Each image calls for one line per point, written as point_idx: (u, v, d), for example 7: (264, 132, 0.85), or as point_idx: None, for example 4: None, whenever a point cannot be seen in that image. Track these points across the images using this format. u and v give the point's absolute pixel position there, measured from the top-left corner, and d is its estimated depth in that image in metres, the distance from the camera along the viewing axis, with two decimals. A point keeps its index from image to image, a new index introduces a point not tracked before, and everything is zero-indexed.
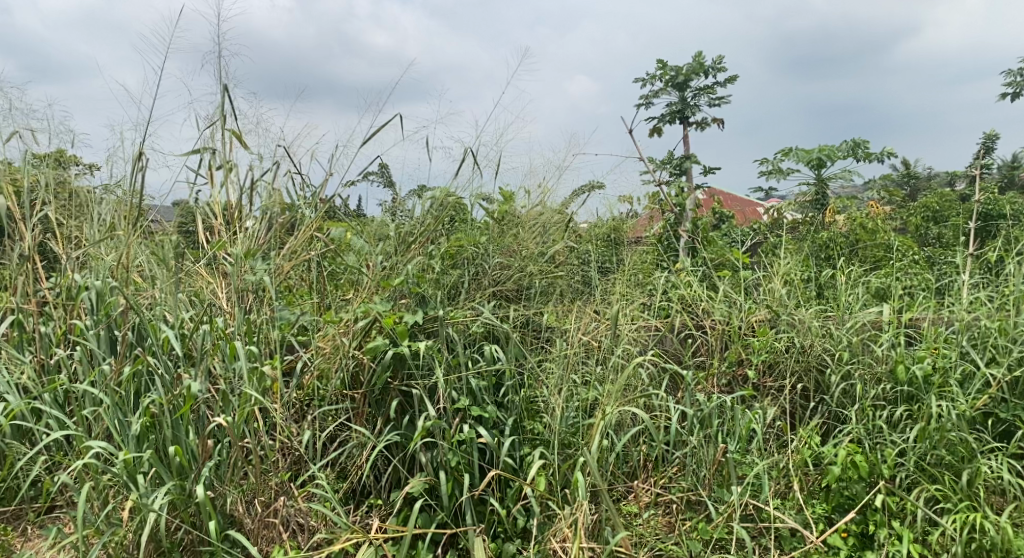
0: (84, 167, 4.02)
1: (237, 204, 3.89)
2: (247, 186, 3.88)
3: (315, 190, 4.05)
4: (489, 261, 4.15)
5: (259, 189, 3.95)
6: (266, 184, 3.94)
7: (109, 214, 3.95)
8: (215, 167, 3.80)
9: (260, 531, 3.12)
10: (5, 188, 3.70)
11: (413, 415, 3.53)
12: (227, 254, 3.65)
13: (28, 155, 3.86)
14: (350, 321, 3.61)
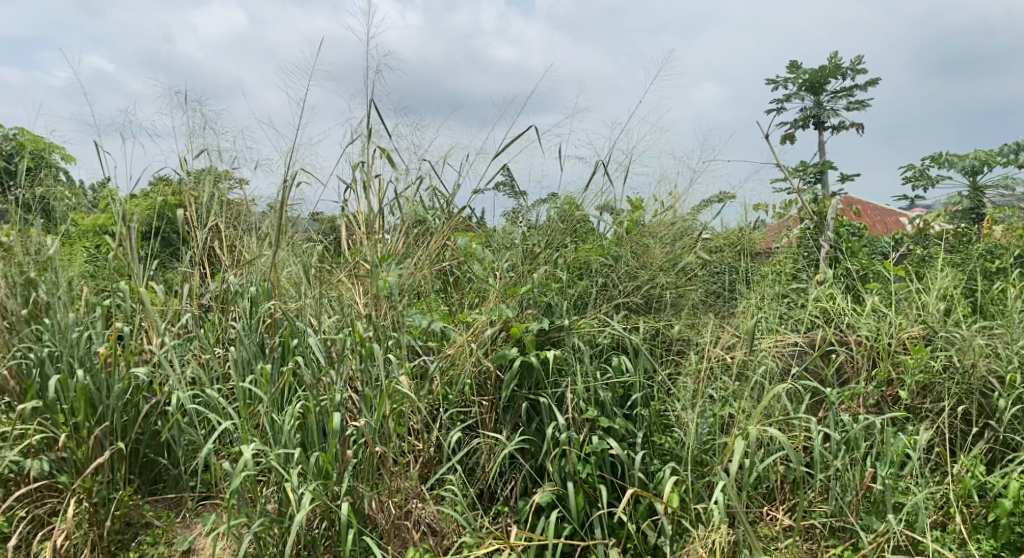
0: (237, 180, 4.31)
1: (376, 215, 4.08)
2: (385, 198, 4.05)
3: (447, 201, 4.18)
4: (619, 271, 4.11)
5: (398, 203, 4.13)
6: (404, 196, 4.12)
7: (262, 225, 4.23)
8: (358, 179, 3.99)
9: (392, 531, 3.22)
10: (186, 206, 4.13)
11: (542, 424, 3.54)
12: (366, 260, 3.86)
13: (188, 170, 4.19)
14: (480, 328, 3.68)
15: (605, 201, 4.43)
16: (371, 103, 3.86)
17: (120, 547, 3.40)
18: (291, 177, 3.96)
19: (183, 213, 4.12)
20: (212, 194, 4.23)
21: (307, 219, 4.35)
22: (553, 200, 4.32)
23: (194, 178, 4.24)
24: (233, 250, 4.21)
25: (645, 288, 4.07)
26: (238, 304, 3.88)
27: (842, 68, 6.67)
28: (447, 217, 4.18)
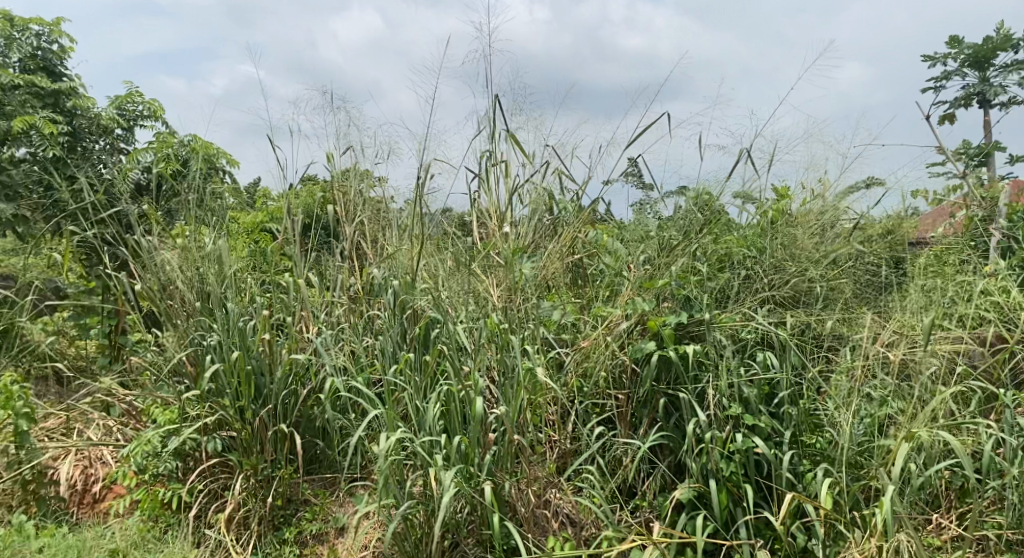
0: (378, 178, 4.50)
1: (506, 206, 4.25)
2: (516, 190, 4.19)
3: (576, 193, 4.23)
4: (763, 263, 3.94)
5: (525, 193, 4.26)
6: (534, 185, 4.22)
7: (402, 220, 4.40)
8: (491, 169, 4.14)
9: (532, 519, 3.27)
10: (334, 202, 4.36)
11: (682, 419, 3.48)
12: (497, 252, 3.99)
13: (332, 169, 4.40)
14: (616, 321, 3.66)
15: (747, 191, 4.29)
16: (499, 96, 4.13)
17: (283, 522, 3.66)
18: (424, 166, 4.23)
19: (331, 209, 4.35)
20: (359, 190, 4.45)
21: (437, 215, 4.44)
22: (686, 191, 4.24)
23: (340, 176, 4.47)
24: (376, 244, 4.40)
25: (792, 281, 3.89)
26: (382, 296, 4.04)
27: (1012, 40, 6.10)
28: (577, 209, 4.23)
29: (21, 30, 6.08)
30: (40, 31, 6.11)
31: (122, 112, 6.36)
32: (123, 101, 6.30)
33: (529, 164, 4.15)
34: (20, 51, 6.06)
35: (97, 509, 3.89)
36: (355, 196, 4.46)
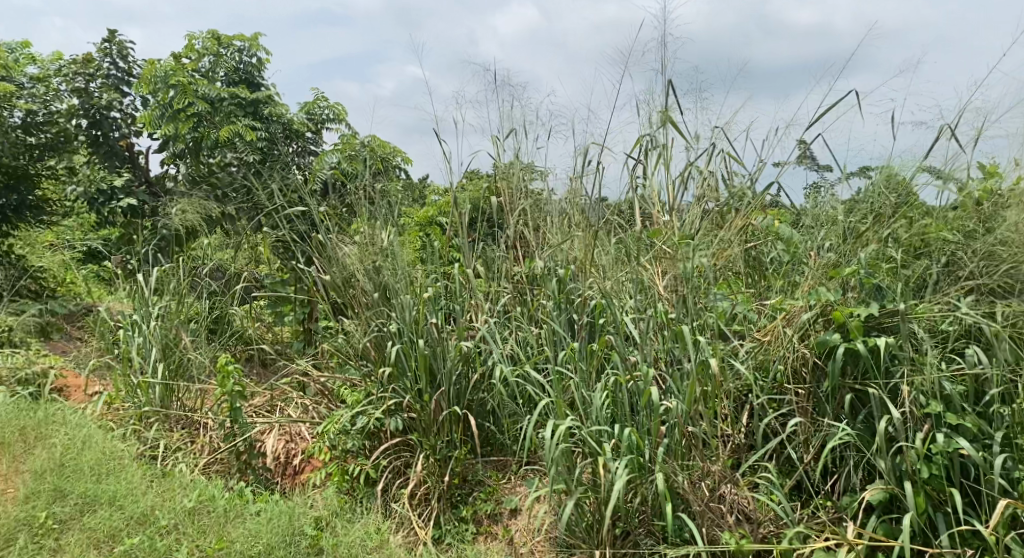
0: (540, 170, 4.54)
1: (671, 192, 4.12)
2: (683, 175, 4.05)
3: (747, 178, 4.07)
4: (971, 248, 3.52)
5: (692, 176, 4.08)
6: (700, 168, 4.06)
7: (563, 209, 4.38)
8: (650, 154, 4.09)
9: (706, 513, 3.19)
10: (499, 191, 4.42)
11: (871, 416, 3.29)
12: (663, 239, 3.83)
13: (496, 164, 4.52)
14: (795, 312, 3.48)
15: (946, 170, 3.91)
16: (668, 80, 4.04)
17: (460, 501, 3.83)
18: (583, 154, 4.21)
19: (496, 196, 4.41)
20: (522, 181, 4.50)
21: (594, 204, 4.31)
22: (871, 172, 3.97)
23: (505, 168, 4.56)
24: (540, 233, 4.44)
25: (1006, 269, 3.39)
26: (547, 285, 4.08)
27: None
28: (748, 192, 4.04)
29: (226, 46, 6.72)
30: (241, 47, 6.71)
31: (311, 117, 6.87)
32: (311, 107, 6.79)
33: (695, 147, 4.02)
34: (225, 65, 6.69)
35: (297, 480, 4.26)
36: (516, 187, 4.51)
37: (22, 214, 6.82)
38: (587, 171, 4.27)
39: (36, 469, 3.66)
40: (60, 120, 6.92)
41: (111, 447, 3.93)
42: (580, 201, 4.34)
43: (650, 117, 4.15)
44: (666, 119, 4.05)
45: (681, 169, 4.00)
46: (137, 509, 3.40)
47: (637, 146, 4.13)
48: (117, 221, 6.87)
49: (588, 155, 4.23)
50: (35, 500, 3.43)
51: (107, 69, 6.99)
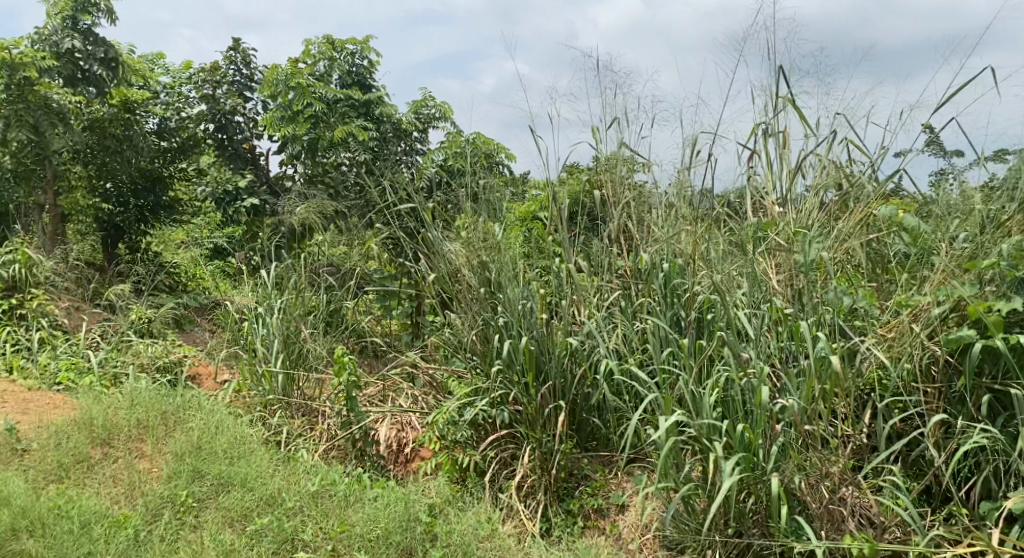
0: (644, 161, 4.46)
1: (786, 182, 3.98)
2: (799, 164, 3.90)
3: (870, 166, 3.86)
4: None
5: (811, 164, 3.94)
6: (819, 156, 3.92)
7: (671, 201, 4.31)
8: (765, 142, 3.97)
9: (825, 516, 3.08)
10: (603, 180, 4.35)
11: (1010, 419, 3.09)
12: (778, 231, 3.73)
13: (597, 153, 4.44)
14: (924, 307, 3.30)
15: None
16: (784, 64, 3.88)
17: (566, 494, 3.84)
18: (692, 144, 4.13)
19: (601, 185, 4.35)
20: (626, 173, 4.43)
21: (702, 194, 4.24)
22: (1008, 157, 3.71)
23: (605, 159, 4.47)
24: (644, 225, 4.37)
25: None
26: (648, 279, 4.01)
27: None
28: (870, 181, 3.86)
29: (340, 50, 6.97)
30: (355, 50, 6.96)
31: (419, 116, 7.08)
32: (419, 106, 7.00)
33: (813, 134, 3.86)
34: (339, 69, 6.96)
35: (409, 468, 4.44)
36: (620, 178, 4.45)
37: (157, 214, 7.58)
38: (696, 162, 4.17)
39: (176, 451, 3.94)
40: (191, 125, 7.40)
41: (242, 432, 4.19)
42: (688, 192, 4.26)
43: (766, 104, 4.03)
44: (783, 105, 3.93)
45: (799, 157, 3.85)
46: (267, 492, 3.60)
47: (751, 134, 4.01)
48: (241, 220, 7.23)
49: (697, 145, 4.14)
50: (177, 479, 3.70)
51: (232, 76, 7.41)
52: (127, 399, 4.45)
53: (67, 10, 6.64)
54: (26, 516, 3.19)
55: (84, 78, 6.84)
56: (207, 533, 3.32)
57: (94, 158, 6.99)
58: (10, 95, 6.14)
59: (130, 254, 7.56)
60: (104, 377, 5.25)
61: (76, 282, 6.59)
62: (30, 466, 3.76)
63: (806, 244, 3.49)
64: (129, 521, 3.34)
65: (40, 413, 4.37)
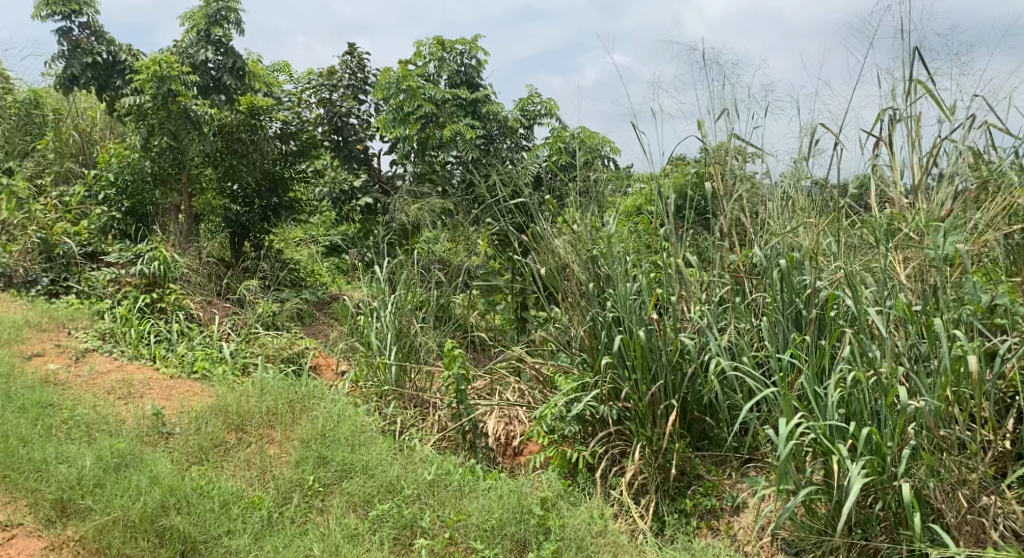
0: (757, 151, 4.36)
1: (917, 170, 3.80)
2: (932, 151, 3.72)
3: (1012, 153, 3.63)
4: None
5: (944, 151, 3.74)
6: (955, 142, 3.69)
7: (789, 192, 4.19)
8: (894, 129, 3.80)
9: (963, 526, 2.94)
10: (715, 173, 4.29)
11: None
12: (909, 225, 3.58)
13: (705, 143, 4.36)
14: None
15: None
16: (916, 46, 3.70)
17: (678, 493, 3.82)
18: (813, 133, 3.99)
19: (713, 177, 4.29)
20: (738, 165, 4.33)
21: (825, 185, 4.13)
22: None
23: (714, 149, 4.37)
24: (758, 218, 4.27)
25: None
26: (763, 273, 3.89)
27: None
28: (1012, 168, 3.63)
29: (450, 51, 7.12)
30: (463, 50, 7.10)
31: (525, 113, 7.15)
32: (525, 104, 7.07)
33: (947, 119, 3.67)
34: (448, 69, 7.12)
35: (517, 461, 4.55)
36: (732, 170, 4.36)
37: (281, 214, 7.99)
38: (817, 151, 4.04)
39: (303, 437, 4.18)
40: (310, 129, 7.76)
41: (362, 422, 4.39)
42: (807, 182, 4.14)
43: (895, 89, 3.85)
44: (915, 90, 3.75)
45: (931, 145, 3.67)
46: (387, 478, 3.76)
47: (878, 121, 3.85)
48: (356, 218, 7.67)
49: (817, 134, 4.01)
50: (304, 464, 3.92)
51: (347, 79, 7.71)
52: (257, 388, 4.75)
53: (203, 21, 7.14)
54: (174, 494, 3.48)
55: (216, 87, 7.34)
56: (333, 517, 3.52)
57: (223, 161, 7.45)
58: (156, 105, 6.73)
59: (255, 252, 8.03)
60: (235, 367, 5.62)
61: (208, 278, 7.07)
62: (175, 448, 4.08)
63: (941, 237, 3.31)
64: (263, 503, 3.59)
65: (182, 400, 4.73)
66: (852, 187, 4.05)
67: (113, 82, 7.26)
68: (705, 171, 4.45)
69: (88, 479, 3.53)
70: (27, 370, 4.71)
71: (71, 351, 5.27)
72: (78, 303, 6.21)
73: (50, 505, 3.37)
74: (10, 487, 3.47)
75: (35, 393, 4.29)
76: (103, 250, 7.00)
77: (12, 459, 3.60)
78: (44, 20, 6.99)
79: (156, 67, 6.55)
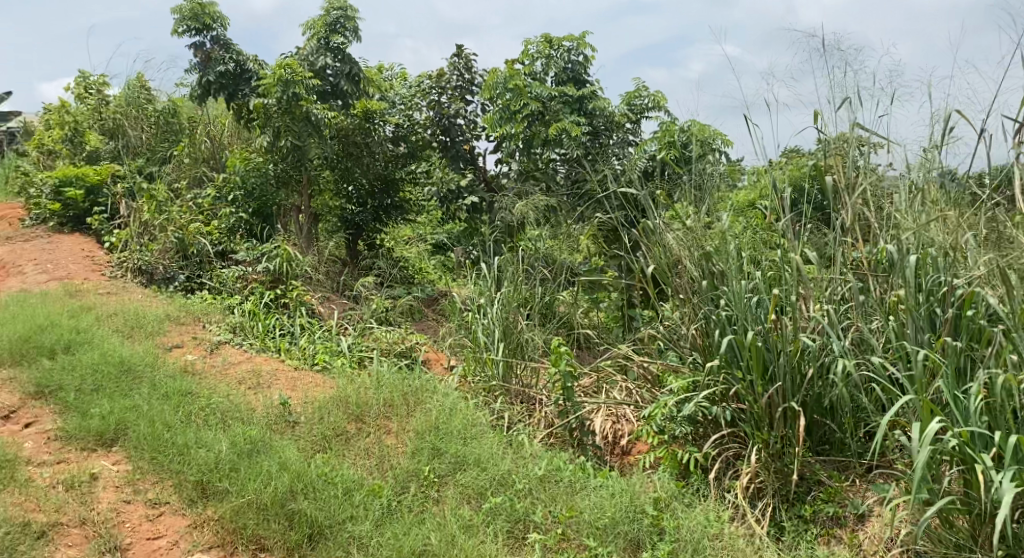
0: (883, 141, 4.17)
1: None
2: None
3: None
4: None
5: None
6: None
7: (921, 184, 4.00)
8: None
9: None
10: (838, 166, 4.13)
11: None
12: None
13: (826, 134, 4.19)
14: None
15: None
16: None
17: (798, 498, 3.73)
18: (947, 121, 3.79)
19: (836, 170, 4.13)
20: (861, 157, 4.16)
21: (961, 175, 3.91)
22: None
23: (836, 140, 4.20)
24: (885, 212, 4.09)
25: None
26: (898, 268, 3.70)
27: None
28: None
29: (557, 48, 7.15)
30: (571, 46, 7.11)
31: (632, 107, 7.10)
32: (632, 98, 7.01)
33: None
34: (555, 66, 7.15)
35: (626, 460, 4.56)
36: (856, 162, 4.19)
37: (390, 215, 8.32)
38: (952, 140, 3.83)
39: (417, 429, 4.33)
40: (420, 130, 7.99)
41: (474, 417, 4.50)
42: (940, 173, 3.93)
43: None
44: None
45: None
46: (499, 472, 3.85)
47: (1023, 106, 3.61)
48: (461, 217, 7.86)
49: (952, 121, 3.80)
50: (419, 455, 4.07)
51: (455, 80, 7.88)
52: (374, 381, 4.95)
53: (323, 30, 7.50)
54: (301, 480, 3.70)
55: (334, 92, 7.61)
56: (448, 507, 3.64)
57: (340, 163, 7.81)
58: (281, 109, 7.09)
59: (370, 252, 8.40)
60: (353, 360, 5.88)
61: (326, 275, 7.41)
62: (300, 435, 4.31)
63: None
64: (383, 491, 3.75)
65: (306, 390, 4.99)
66: (991, 178, 3.82)
67: (241, 91, 7.70)
68: (826, 164, 4.29)
69: (225, 463, 3.80)
70: (169, 360, 5.09)
71: (206, 343, 5.66)
72: (211, 298, 6.65)
73: (192, 486, 3.66)
74: (157, 469, 3.79)
75: (176, 381, 4.64)
76: (232, 248, 7.46)
77: (158, 443, 3.93)
78: (180, 36, 7.52)
79: (282, 72, 6.89)
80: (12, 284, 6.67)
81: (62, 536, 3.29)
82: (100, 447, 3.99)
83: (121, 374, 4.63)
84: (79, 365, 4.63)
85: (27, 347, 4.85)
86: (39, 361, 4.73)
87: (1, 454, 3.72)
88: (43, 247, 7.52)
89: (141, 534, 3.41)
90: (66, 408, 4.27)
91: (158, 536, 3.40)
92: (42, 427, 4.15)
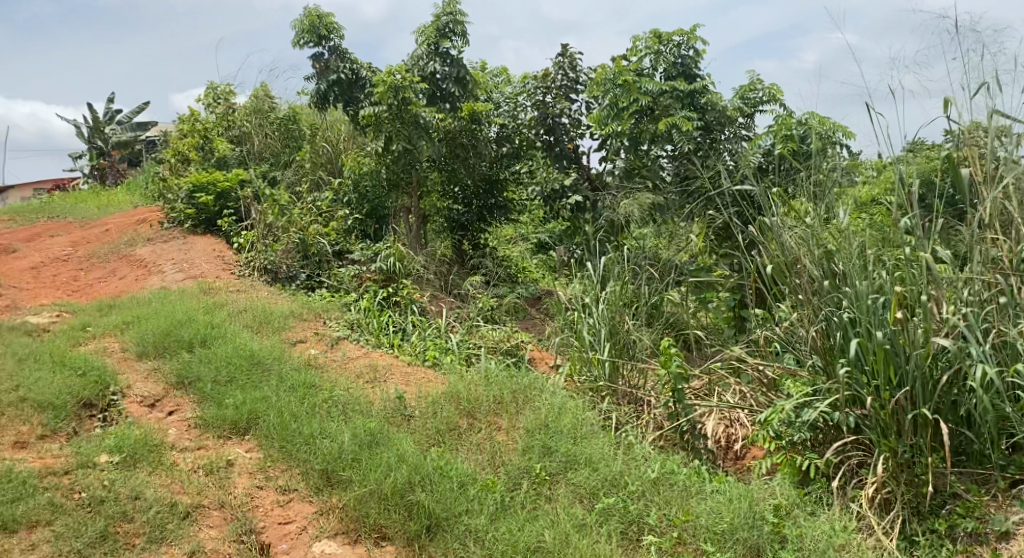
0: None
1: None
2: None
3: None
4: None
5: None
6: None
7: None
8: None
9: None
10: (974, 158, 3.90)
11: None
12: None
13: (961, 124, 3.96)
14: None
15: None
16: None
17: (930, 512, 3.56)
18: None
19: (972, 163, 3.90)
20: (1000, 148, 3.91)
21: None
22: None
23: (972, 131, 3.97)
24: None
25: None
26: None
27: None
28: None
29: (667, 43, 7.05)
30: (681, 41, 7.00)
31: (745, 101, 6.92)
32: (746, 91, 6.84)
33: None
34: (665, 61, 7.07)
35: (740, 465, 4.49)
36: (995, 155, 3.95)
37: (494, 214, 8.49)
38: None
39: (527, 427, 4.39)
40: (523, 131, 8.04)
41: (584, 417, 4.53)
42: None
43: None
44: None
45: None
46: (612, 473, 3.86)
47: None
48: (564, 216, 7.89)
49: None
50: (530, 453, 4.13)
51: (560, 80, 7.88)
52: (484, 379, 5.06)
53: (433, 36, 7.67)
54: (418, 472, 3.84)
55: (442, 96, 7.83)
56: (561, 506, 3.68)
57: (447, 165, 7.99)
58: (391, 114, 7.30)
59: (475, 251, 8.59)
60: (462, 356, 6.02)
61: (434, 274, 7.63)
62: (415, 429, 4.46)
63: None
64: (496, 486, 3.84)
65: (420, 385, 5.16)
66: None
67: (357, 97, 8.01)
68: (960, 157, 4.06)
69: (347, 453, 3.99)
70: (294, 355, 5.37)
71: (327, 338, 5.93)
72: (329, 296, 6.96)
73: (318, 475, 3.89)
74: (286, 457, 4.03)
75: (301, 374, 4.89)
76: (347, 249, 7.79)
77: (286, 432, 4.17)
78: (301, 48, 7.88)
79: (391, 79, 7.09)
80: (153, 281, 7.21)
81: (204, 517, 3.57)
82: (235, 434, 4.28)
83: (251, 366, 4.93)
84: (214, 358, 4.95)
85: (169, 340, 5.22)
86: (180, 353, 5.09)
87: (149, 439, 4.04)
88: (178, 247, 8.08)
89: (273, 519, 3.67)
90: (203, 397, 4.59)
91: (289, 521, 3.65)
92: (183, 414, 4.48)
